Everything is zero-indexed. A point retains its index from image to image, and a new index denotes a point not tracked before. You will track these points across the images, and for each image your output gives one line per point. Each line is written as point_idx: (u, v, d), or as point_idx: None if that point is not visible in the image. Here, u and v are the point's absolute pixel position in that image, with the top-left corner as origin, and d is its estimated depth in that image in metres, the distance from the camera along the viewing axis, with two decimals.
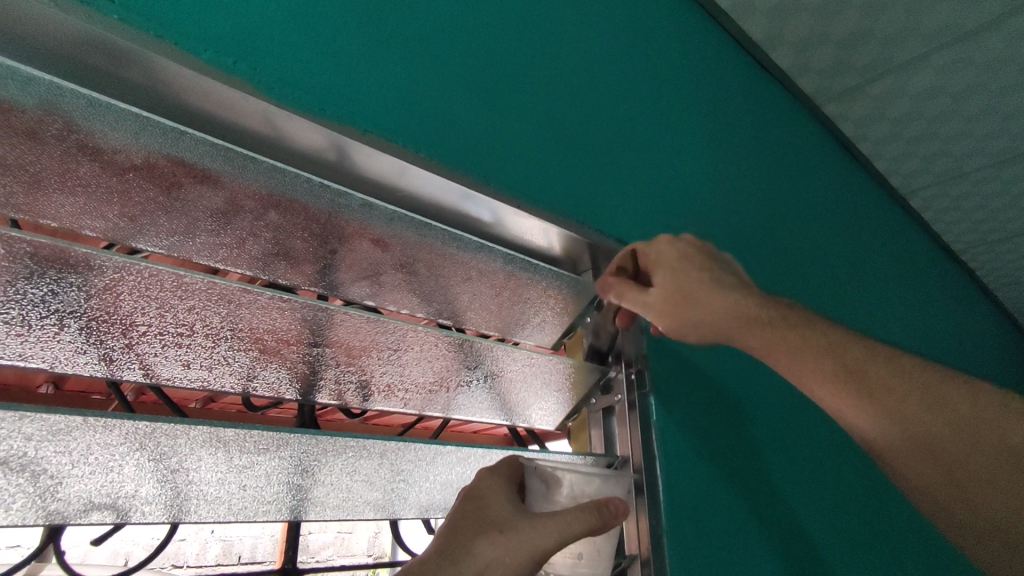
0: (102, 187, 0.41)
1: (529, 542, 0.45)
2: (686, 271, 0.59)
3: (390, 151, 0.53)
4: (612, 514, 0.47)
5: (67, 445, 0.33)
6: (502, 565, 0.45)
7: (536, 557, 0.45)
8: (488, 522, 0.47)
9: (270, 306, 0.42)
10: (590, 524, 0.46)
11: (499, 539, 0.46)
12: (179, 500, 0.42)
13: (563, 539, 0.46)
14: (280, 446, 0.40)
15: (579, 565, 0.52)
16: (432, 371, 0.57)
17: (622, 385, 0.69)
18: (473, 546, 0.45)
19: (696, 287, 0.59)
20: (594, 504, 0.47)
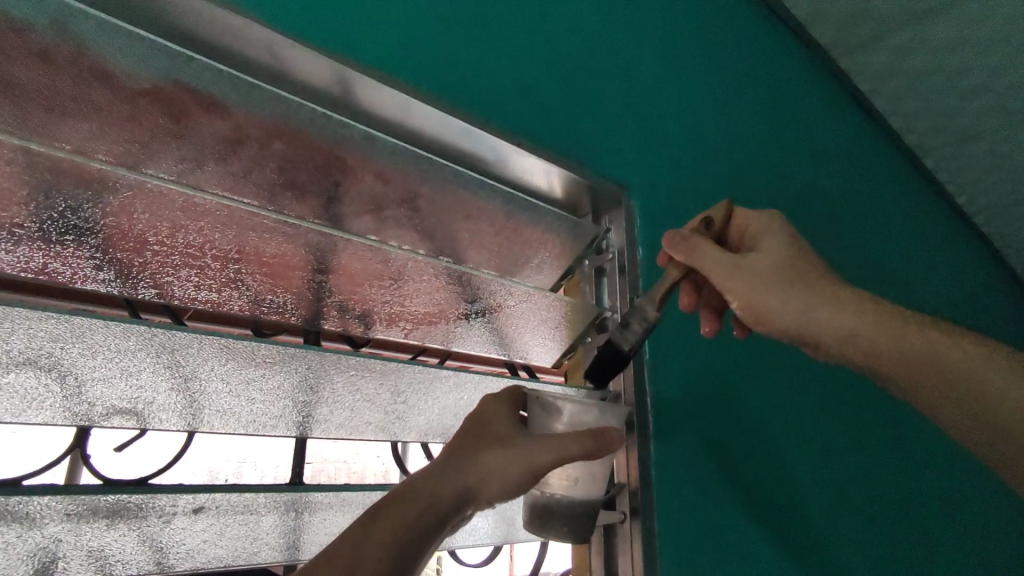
0: (113, 112, 0.43)
1: (530, 458, 0.48)
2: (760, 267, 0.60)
3: (392, 86, 0.54)
4: (609, 443, 0.50)
5: (89, 348, 0.36)
6: (502, 475, 0.48)
7: (534, 471, 0.49)
8: (493, 437, 0.49)
9: (275, 230, 0.44)
10: (589, 448, 0.48)
11: (502, 453, 0.48)
12: (193, 410, 0.45)
13: (561, 459, 0.48)
14: (287, 361, 0.42)
15: (570, 490, 0.53)
16: (433, 303, 0.59)
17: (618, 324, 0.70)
18: (477, 457, 0.48)
19: (781, 273, 0.60)
20: (593, 431, 0.49)
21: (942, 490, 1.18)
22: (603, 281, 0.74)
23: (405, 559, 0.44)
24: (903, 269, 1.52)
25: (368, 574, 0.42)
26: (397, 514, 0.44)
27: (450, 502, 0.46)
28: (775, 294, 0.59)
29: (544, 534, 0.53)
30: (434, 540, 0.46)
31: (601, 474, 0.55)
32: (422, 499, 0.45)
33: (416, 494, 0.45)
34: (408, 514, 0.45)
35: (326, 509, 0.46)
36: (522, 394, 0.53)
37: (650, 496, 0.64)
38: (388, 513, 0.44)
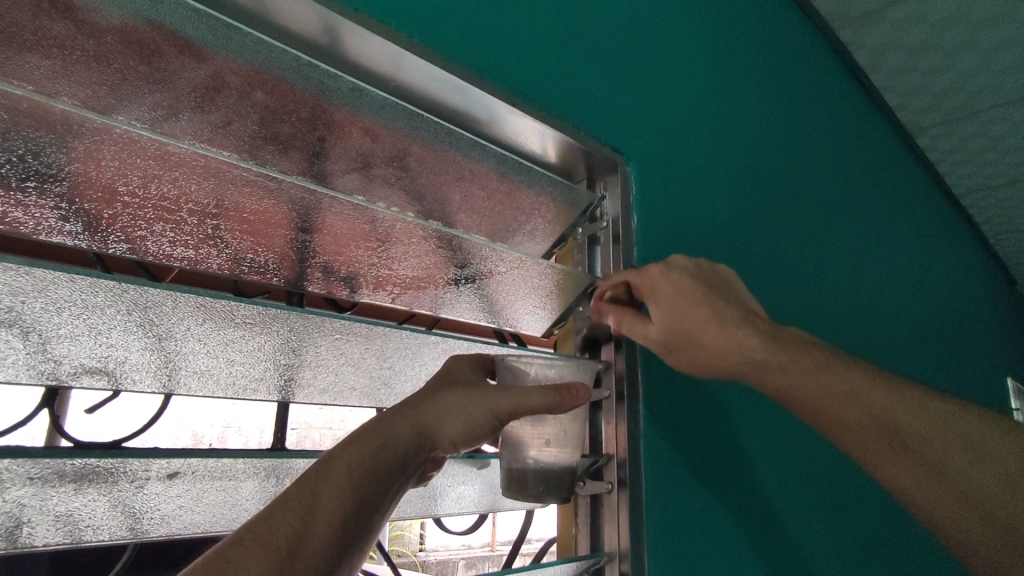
0: (79, 51, 0.39)
1: (489, 401, 0.47)
2: (684, 315, 0.60)
3: (381, 35, 0.51)
4: (572, 397, 0.48)
5: (53, 302, 0.34)
6: (460, 416, 0.47)
7: (491, 416, 0.47)
8: (457, 382, 0.49)
9: (255, 184, 0.42)
10: (549, 398, 0.48)
11: (463, 393, 0.48)
12: (168, 371, 0.43)
13: (521, 405, 0.47)
14: (267, 323, 0.40)
15: (544, 454, 0.52)
16: (422, 266, 0.57)
17: None
18: (437, 399, 0.47)
19: (701, 332, 0.61)
20: (556, 385, 0.48)
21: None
22: (596, 249, 0.72)
23: (365, 500, 0.43)
24: (892, 247, 1.52)
25: (323, 516, 0.41)
26: (354, 454, 0.43)
27: (411, 442, 0.45)
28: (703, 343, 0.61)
29: (521, 499, 0.51)
30: (395, 481, 0.45)
31: (575, 430, 0.54)
32: (381, 439, 0.44)
33: (375, 434, 0.45)
34: (363, 453, 0.44)
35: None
36: (490, 359, 0.54)
37: (637, 468, 0.63)
38: (344, 455, 0.43)
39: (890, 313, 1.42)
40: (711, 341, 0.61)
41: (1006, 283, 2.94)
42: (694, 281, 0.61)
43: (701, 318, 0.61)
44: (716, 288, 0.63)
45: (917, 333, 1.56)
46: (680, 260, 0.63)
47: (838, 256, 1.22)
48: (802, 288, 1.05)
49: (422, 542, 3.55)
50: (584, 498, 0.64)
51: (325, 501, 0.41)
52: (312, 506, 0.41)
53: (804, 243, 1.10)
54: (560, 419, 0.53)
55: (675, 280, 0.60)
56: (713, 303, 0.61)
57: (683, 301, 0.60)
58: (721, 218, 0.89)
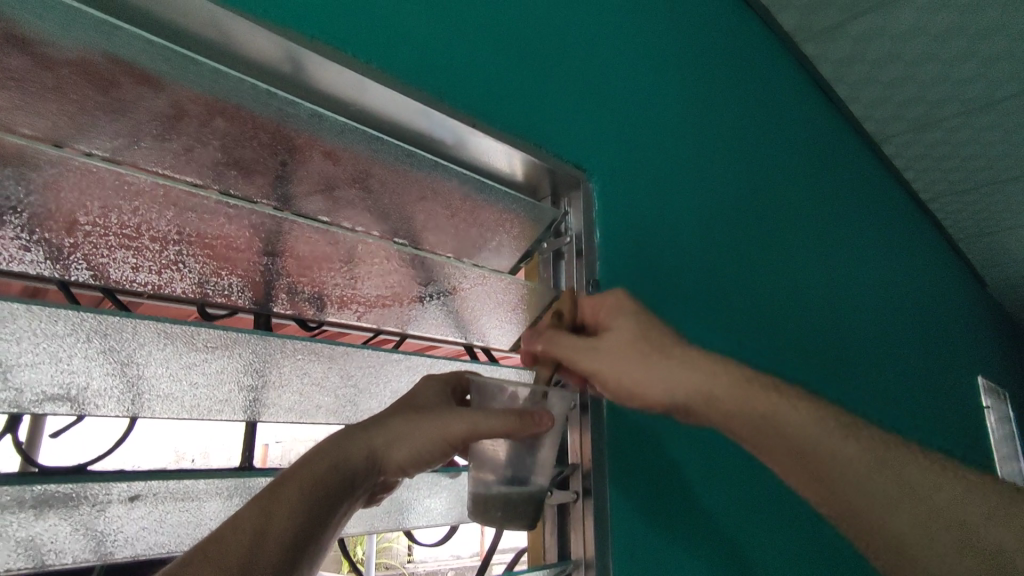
0: (37, 83, 0.40)
1: (446, 426, 0.49)
2: (620, 356, 0.58)
3: (341, 62, 0.52)
4: (532, 423, 0.50)
5: (13, 332, 0.35)
6: (417, 439, 0.48)
7: (448, 439, 0.49)
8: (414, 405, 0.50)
9: (216, 212, 0.43)
10: (508, 422, 0.49)
11: (418, 417, 0.49)
12: (133, 394, 0.44)
13: (479, 429, 0.49)
14: (228, 346, 0.42)
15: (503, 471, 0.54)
16: (386, 285, 0.58)
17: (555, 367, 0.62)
18: (393, 422, 0.49)
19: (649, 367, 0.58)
20: (517, 411, 0.50)
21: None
22: (562, 264, 0.74)
23: (316, 518, 0.45)
24: (858, 252, 1.57)
25: (275, 536, 0.42)
26: (306, 475, 0.45)
27: (365, 464, 0.47)
28: (639, 381, 0.57)
29: (481, 520, 0.53)
30: (344, 498, 0.46)
31: (537, 452, 0.55)
32: (335, 460, 0.46)
33: (328, 455, 0.46)
34: (317, 473, 0.45)
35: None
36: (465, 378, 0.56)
37: (602, 477, 0.65)
38: (298, 476, 0.44)
39: (857, 316, 1.45)
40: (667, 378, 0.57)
41: (975, 284, 3.03)
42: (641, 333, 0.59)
43: (635, 362, 0.58)
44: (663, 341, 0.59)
45: (886, 336, 1.60)
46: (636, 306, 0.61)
47: (804, 263, 1.26)
48: (767, 297, 1.09)
49: (410, 553, 3.54)
50: (552, 507, 0.65)
51: (276, 520, 0.42)
52: (265, 526, 0.42)
53: (769, 253, 1.13)
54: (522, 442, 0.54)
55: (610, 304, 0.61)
56: (652, 354, 0.58)
57: (623, 346, 0.58)
58: (685, 231, 0.91)
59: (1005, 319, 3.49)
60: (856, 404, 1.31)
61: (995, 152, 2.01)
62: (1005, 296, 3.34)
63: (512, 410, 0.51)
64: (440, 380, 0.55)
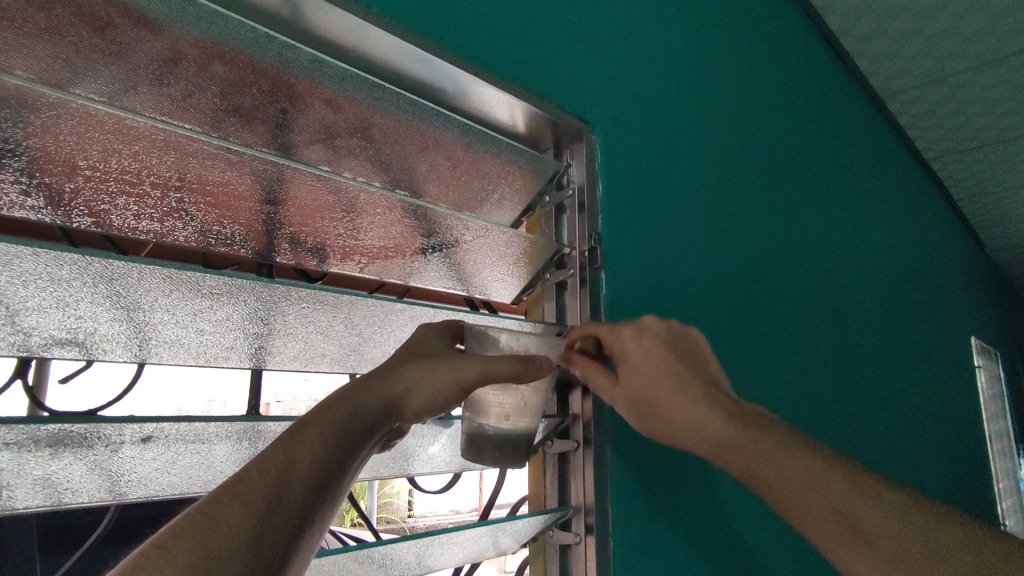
0: (29, 24, 0.39)
1: (456, 371, 0.50)
2: (651, 381, 0.62)
3: (341, 6, 0.51)
4: (537, 368, 0.53)
5: (19, 274, 0.35)
6: (427, 385, 0.50)
7: (458, 384, 0.50)
8: (421, 353, 0.52)
9: (218, 157, 0.43)
10: (515, 367, 0.51)
11: (426, 364, 0.50)
12: (140, 341, 0.44)
13: (487, 373, 0.51)
14: (234, 292, 0.42)
15: (504, 423, 0.54)
16: (388, 236, 0.58)
17: (579, 406, 0.67)
18: (405, 369, 0.50)
19: (661, 397, 0.63)
20: (522, 356, 0.52)
21: (856, 418, 1.29)
22: (564, 218, 0.74)
23: (333, 465, 0.45)
24: (859, 210, 1.56)
25: (300, 479, 0.42)
26: (328, 421, 0.45)
27: (380, 411, 0.48)
28: (671, 412, 0.63)
29: (480, 463, 0.54)
30: (360, 448, 0.47)
31: (536, 401, 0.56)
32: (352, 406, 0.47)
33: (345, 404, 0.47)
34: (335, 420, 0.46)
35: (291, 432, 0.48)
36: (459, 327, 0.56)
37: (602, 427, 0.67)
38: (318, 421, 0.45)
39: (856, 274, 1.46)
40: (670, 407, 0.63)
41: (973, 245, 3.02)
42: (666, 348, 0.64)
43: (665, 389, 0.63)
44: (687, 358, 0.65)
45: (882, 296, 1.62)
46: (651, 324, 0.64)
47: (805, 221, 1.25)
48: (767, 253, 1.09)
49: (410, 507, 3.66)
50: (552, 456, 0.67)
51: (299, 464, 0.43)
52: (288, 469, 0.42)
53: (770, 210, 1.13)
54: (520, 390, 0.55)
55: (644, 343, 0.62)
56: (678, 375, 0.64)
57: (654, 368, 0.62)
58: (687, 185, 0.91)
59: (1000, 281, 3.51)
60: (850, 360, 1.34)
61: (1000, 109, 1.99)
62: (999, 257, 3.36)
63: (517, 355, 0.53)
64: (441, 327, 0.55)
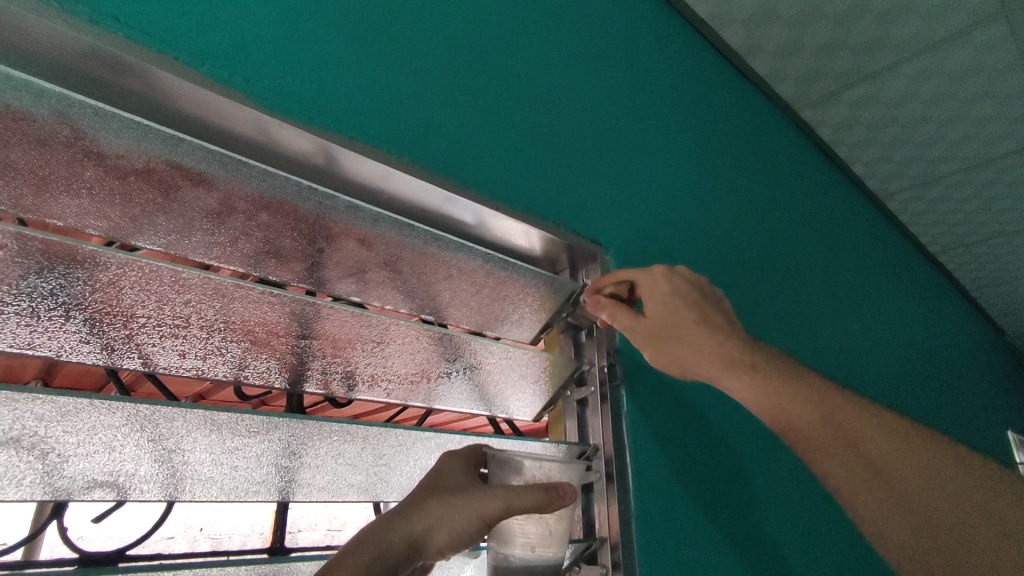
0: (106, 190, 0.44)
1: (478, 505, 0.50)
2: (676, 315, 0.66)
3: (375, 156, 0.57)
4: (560, 496, 0.52)
5: (75, 425, 0.37)
6: (450, 521, 0.49)
7: (482, 517, 0.50)
8: (443, 486, 0.51)
9: (261, 300, 0.46)
10: (538, 498, 0.51)
11: (449, 498, 0.50)
12: (175, 480, 0.46)
13: (511, 505, 0.50)
14: (269, 430, 0.43)
15: (531, 553, 0.53)
16: (414, 363, 0.60)
17: (607, 527, 0.65)
18: (428, 505, 0.50)
19: (686, 335, 0.66)
20: (545, 485, 0.52)
21: None
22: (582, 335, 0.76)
23: None
24: (871, 308, 1.57)
25: None
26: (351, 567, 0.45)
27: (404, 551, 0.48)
28: (692, 345, 0.67)
29: None
30: None
31: (561, 529, 0.55)
32: (378, 548, 0.47)
33: (370, 546, 0.47)
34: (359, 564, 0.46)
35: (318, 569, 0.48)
36: (481, 451, 0.56)
37: (631, 551, 0.65)
38: (343, 568, 0.45)
39: (876, 373, 1.45)
40: (688, 340, 0.66)
41: (994, 335, 2.98)
42: (690, 286, 0.68)
43: (688, 326, 0.66)
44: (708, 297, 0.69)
45: (905, 394, 1.59)
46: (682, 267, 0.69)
47: (818, 324, 1.26)
48: (783, 357, 1.09)
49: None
50: None
51: None
52: None
53: (782, 315, 1.14)
54: (546, 519, 0.54)
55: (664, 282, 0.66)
56: (700, 311, 0.67)
57: (675, 305, 0.66)
58: None
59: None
60: None
61: (999, 205, 2.04)
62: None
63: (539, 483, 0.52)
64: (461, 454, 0.55)
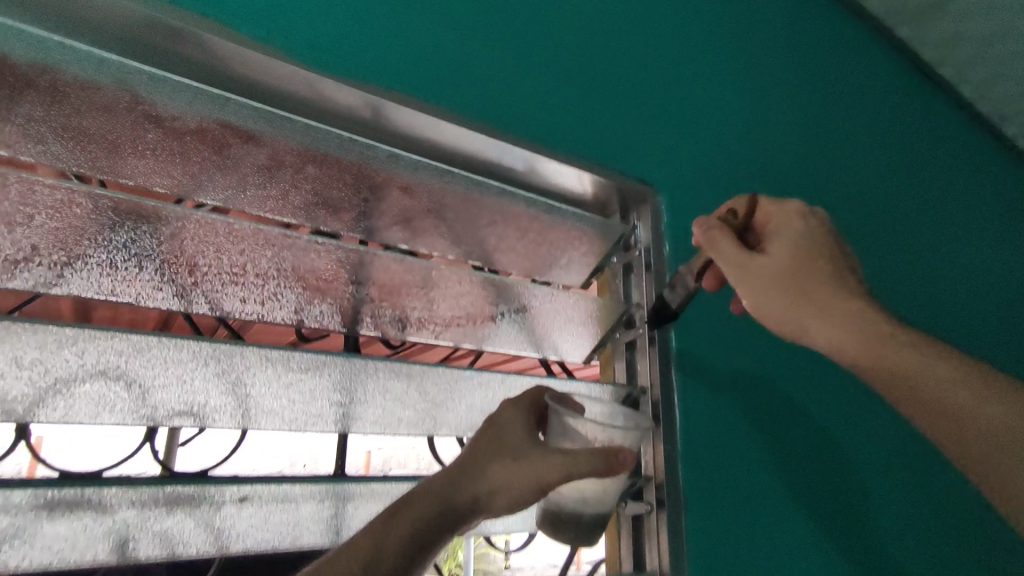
0: (167, 151, 0.49)
1: (536, 470, 0.51)
2: (798, 265, 0.58)
3: (413, 105, 0.58)
4: (621, 463, 0.51)
5: (150, 359, 0.42)
6: (508, 480, 0.51)
7: (540, 480, 0.51)
8: (504, 446, 0.53)
9: (308, 248, 0.49)
10: (596, 467, 0.50)
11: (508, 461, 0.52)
12: (244, 411, 0.51)
13: (569, 472, 0.51)
14: (320, 367, 0.48)
15: (585, 504, 0.55)
16: (459, 307, 0.63)
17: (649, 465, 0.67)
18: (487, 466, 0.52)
19: (815, 289, 0.57)
20: (604, 453, 0.51)
21: None
22: (632, 278, 0.75)
23: (416, 555, 0.49)
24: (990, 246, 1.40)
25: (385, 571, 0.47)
26: (412, 517, 0.49)
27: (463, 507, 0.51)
28: (826, 305, 0.57)
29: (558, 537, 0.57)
30: (444, 539, 0.51)
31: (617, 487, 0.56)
32: (437, 503, 0.50)
33: (431, 500, 0.50)
34: (419, 515, 0.49)
35: (378, 494, 0.52)
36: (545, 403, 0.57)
37: (678, 490, 0.66)
38: (405, 515, 0.49)
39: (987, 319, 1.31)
40: (827, 303, 0.57)
41: None
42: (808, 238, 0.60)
43: (819, 282, 0.58)
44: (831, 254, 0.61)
45: None
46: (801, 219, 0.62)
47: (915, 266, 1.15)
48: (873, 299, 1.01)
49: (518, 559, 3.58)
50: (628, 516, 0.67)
51: (384, 560, 0.47)
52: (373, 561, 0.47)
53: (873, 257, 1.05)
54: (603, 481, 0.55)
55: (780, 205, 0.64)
56: (823, 268, 0.59)
57: (799, 257, 0.58)
58: None
59: None
60: None
61: None
62: None
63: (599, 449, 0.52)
64: (523, 409, 0.56)
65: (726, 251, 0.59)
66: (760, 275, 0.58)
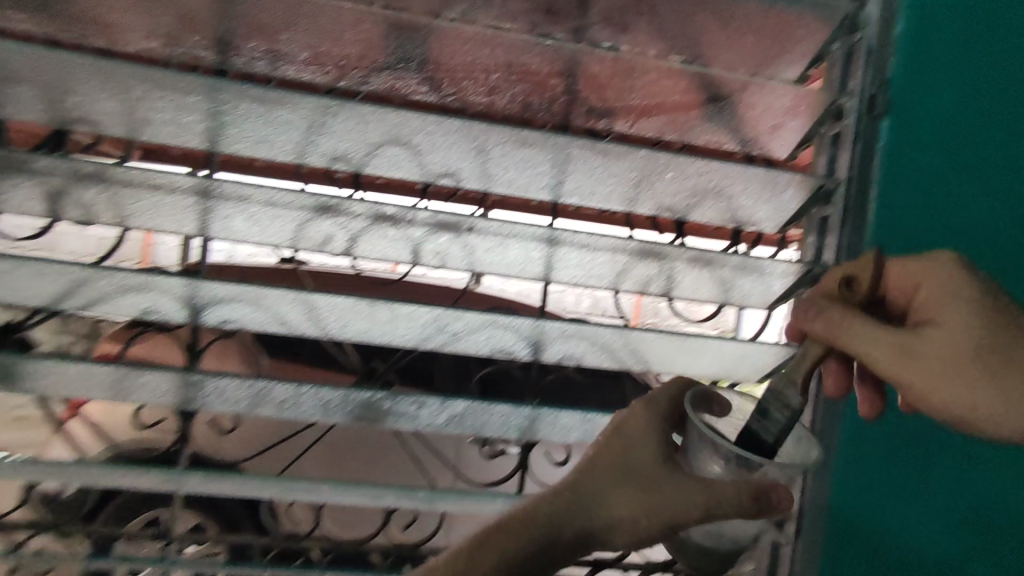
0: None
1: (669, 501, 0.53)
2: (933, 349, 0.57)
3: None
4: (773, 503, 0.50)
5: (420, 127, 0.63)
6: (631, 516, 0.54)
7: (665, 520, 0.53)
8: (628, 466, 0.56)
9: (520, 43, 0.62)
10: (742, 509, 0.50)
11: (636, 497, 0.54)
12: (484, 174, 0.70)
13: (709, 509, 0.51)
14: (535, 141, 0.65)
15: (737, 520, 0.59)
16: (656, 96, 0.70)
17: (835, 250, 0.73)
18: (612, 496, 0.55)
19: (941, 386, 0.57)
20: (753, 493, 0.50)
21: None
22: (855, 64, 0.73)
23: (522, 561, 0.56)
24: None
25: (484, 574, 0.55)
26: (530, 526, 0.56)
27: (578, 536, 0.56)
28: (949, 392, 0.57)
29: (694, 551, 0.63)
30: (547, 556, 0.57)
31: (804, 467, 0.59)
32: (550, 526, 0.56)
33: (551, 518, 0.56)
34: (527, 528, 0.56)
35: (571, 244, 0.68)
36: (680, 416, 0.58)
37: None
38: (526, 520, 0.56)
39: None
40: (946, 379, 0.57)
41: None
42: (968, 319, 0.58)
43: (944, 369, 0.57)
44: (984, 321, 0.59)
45: None
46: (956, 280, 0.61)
47: None
48: None
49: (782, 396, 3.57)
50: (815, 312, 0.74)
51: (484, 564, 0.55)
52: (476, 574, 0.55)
53: None
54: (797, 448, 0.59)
55: (910, 265, 0.63)
56: (965, 364, 0.57)
57: (942, 362, 0.57)
58: None
59: None
60: None
61: None
62: None
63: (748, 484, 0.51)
64: (657, 420, 0.58)
65: (864, 337, 0.55)
66: (926, 361, 0.57)
